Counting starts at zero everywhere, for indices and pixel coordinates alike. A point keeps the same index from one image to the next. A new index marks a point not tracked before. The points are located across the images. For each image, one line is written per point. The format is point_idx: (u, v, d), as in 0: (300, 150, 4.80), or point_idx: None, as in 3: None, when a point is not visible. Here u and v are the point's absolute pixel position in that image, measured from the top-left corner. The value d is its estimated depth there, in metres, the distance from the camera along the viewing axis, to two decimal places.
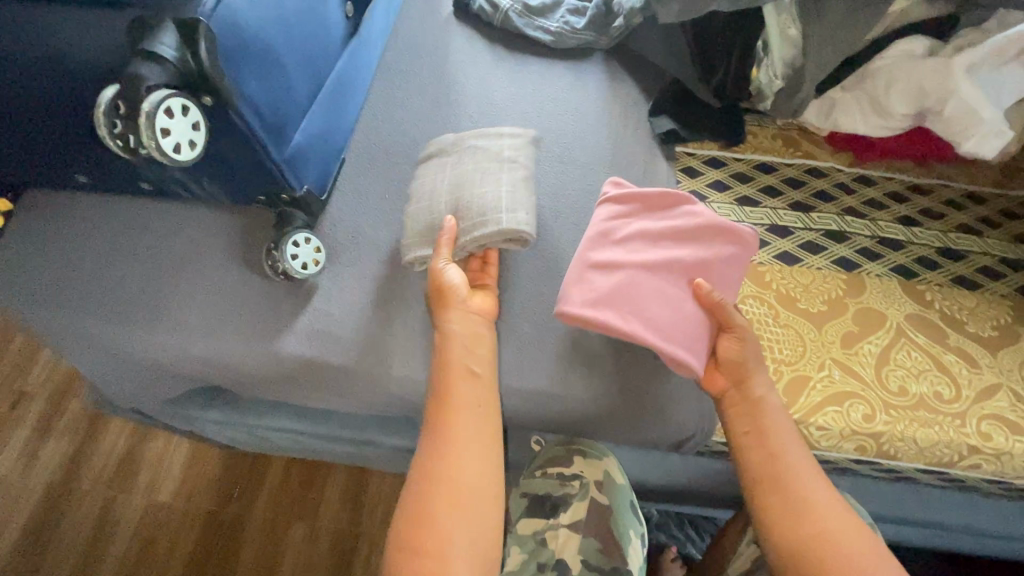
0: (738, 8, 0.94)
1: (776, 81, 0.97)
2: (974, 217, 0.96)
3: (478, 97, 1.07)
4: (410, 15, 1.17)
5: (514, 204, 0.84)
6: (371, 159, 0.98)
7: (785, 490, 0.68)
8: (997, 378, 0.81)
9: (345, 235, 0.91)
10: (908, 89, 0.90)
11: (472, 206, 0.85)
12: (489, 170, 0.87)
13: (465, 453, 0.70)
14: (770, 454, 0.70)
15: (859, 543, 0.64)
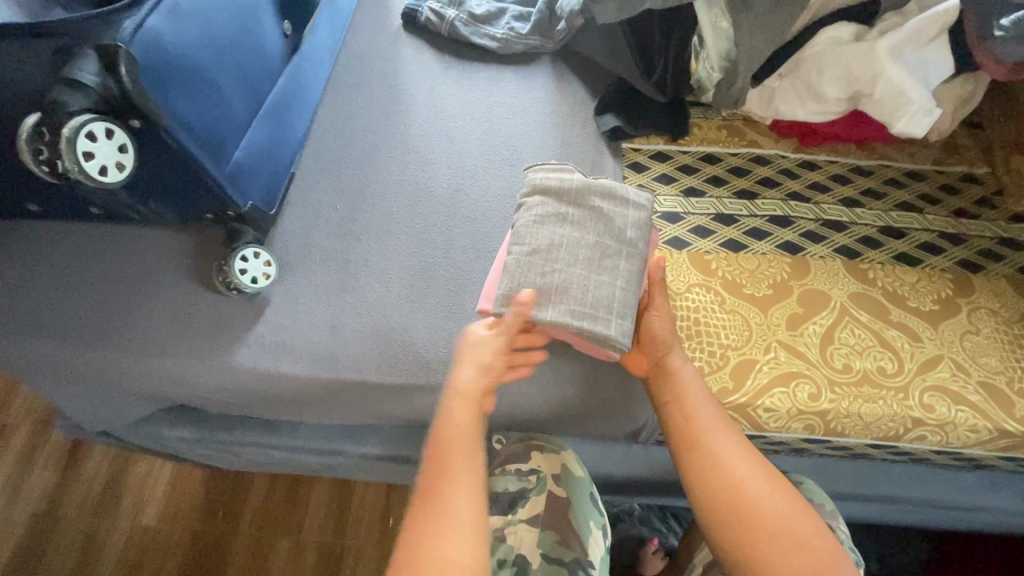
0: (669, 5, 0.97)
1: (714, 73, 1.00)
2: (915, 195, 0.98)
3: (429, 107, 1.10)
4: (360, 29, 1.20)
5: (626, 306, 0.78)
6: (323, 173, 1.00)
7: (706, 458, 0.72)
8: (939, 351, 0.82)
9: (297, 248, 0.92)
10: (837, 73, 0.92)
11: (571, 278, 0.78)
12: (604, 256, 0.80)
13: (449, 526, 0.63)
14: (690, 427, 0.74)
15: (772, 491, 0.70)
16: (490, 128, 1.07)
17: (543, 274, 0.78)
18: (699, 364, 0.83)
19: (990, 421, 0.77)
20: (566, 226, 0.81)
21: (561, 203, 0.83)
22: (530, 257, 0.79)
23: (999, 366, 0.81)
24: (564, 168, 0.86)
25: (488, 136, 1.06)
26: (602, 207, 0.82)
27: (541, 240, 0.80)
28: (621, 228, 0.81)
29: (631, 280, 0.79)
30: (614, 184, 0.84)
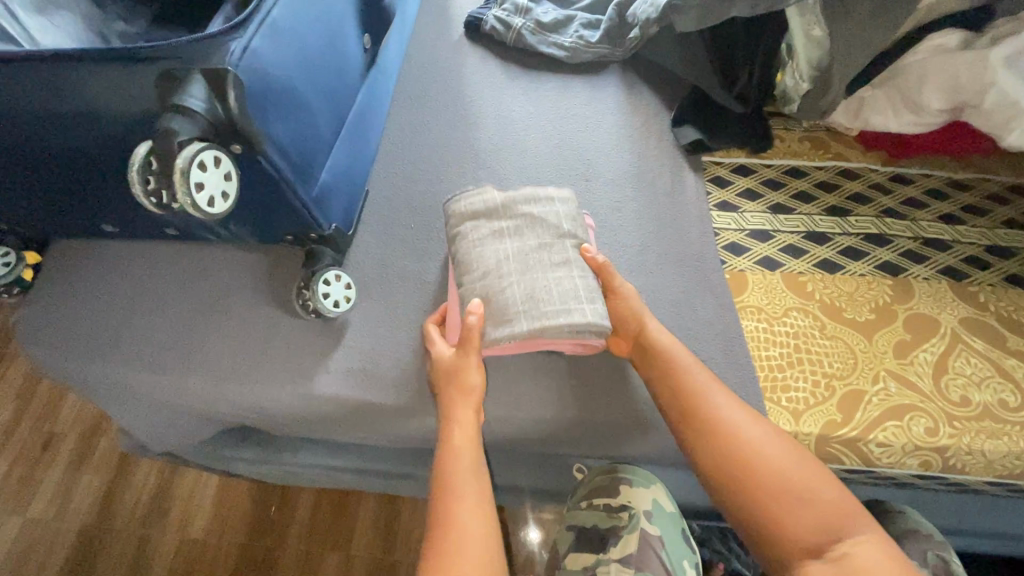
0: (758, 13, 0.93)
1: (803, 84, 0.95)
2: (1020, 212, 0.93)
3: (497, 119, 1.06)
4: (421, 38, 1.17)
5: (592, 290, 0.75)
6: (393, 189, 0.97)
7: (712, 420, 0.68)
8: None
9: (373, 269, 0.89)
10: (941, 84, 0.87)
11: (531, 286, 0.74)
12: (547, 245, 0.78)
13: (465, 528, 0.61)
14: (688, 391, 0.71)
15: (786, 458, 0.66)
16: (561, 140, 1.04)
17: (503, 288, 0.74)
18: (803, 394, 0.78)
19: None
20: (502, 240, 0.78)
21: (492, 221, 0.80)
22: (485, 279, 0.76)
23: None
24: (482, 188, 0.83)
25: (561, 149, 1.02)
26: (532, 212, 0.80)
27: (485, 264, 0.76)
28: (557, 226, 0.79)
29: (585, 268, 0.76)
30: (530, 189, 0.82)
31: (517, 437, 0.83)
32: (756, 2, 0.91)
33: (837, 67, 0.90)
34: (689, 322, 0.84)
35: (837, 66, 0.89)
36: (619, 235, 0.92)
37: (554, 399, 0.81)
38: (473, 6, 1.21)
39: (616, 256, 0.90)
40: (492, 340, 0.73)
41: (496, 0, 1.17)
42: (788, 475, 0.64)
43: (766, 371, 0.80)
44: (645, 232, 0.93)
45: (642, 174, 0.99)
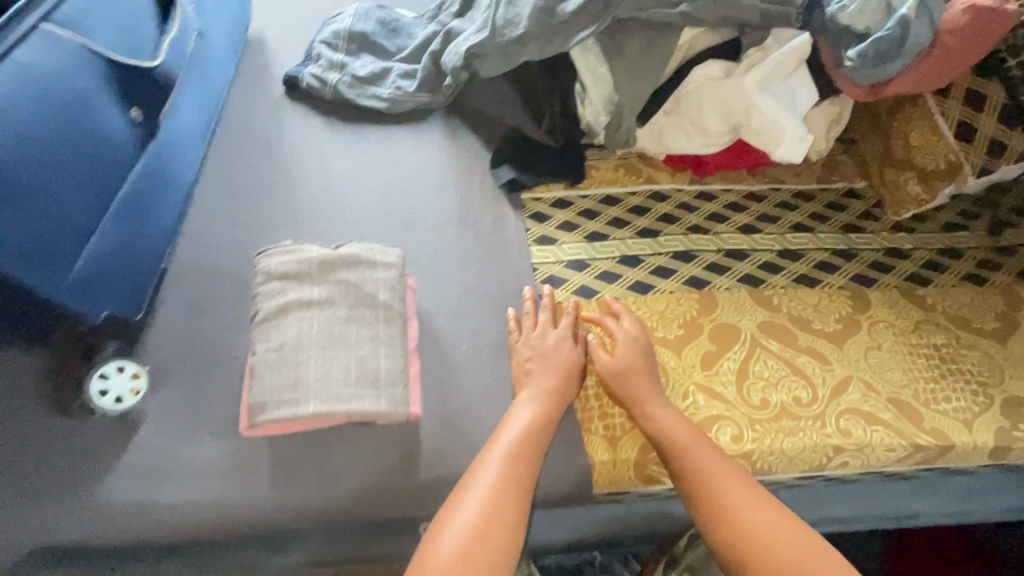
0: (547, 56, 0.97)
1: (602, 117, 0.99)
2: (807, 215, 1.01)
3: (317, 176, 1.03)
4: (238, 97, 1.13)
5: (394, 374, 0.71)
6: (202, 260, 0.91)
7: (719, 502, 0.67)
8: (848, 372, 0.82)
9: (174, 350, 0.82)
10: (715, 108, 0.94)
11: (327, 362, 0.70)
12: (361, 319, 0.74)
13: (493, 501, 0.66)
14: (693, 469, 0.70)
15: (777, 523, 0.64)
16: (386, 191, 1.02)
17: (297, 363, 0.69)
18: (619, 420, 0.80)
19: (904, 437, 0.77)
20: (311, 308, 0.73)
21: (303, 285, 0.74)
22: (279, 352, 0.69)
23: (905, 379, 0.81)
24: (300, 246, 0.77)
25: (383, 200, 1.01)
26: (347, 278, 0.75)
27: (287, 333, 0.71)
28: (372, 294, 0.75)
29: (391, 344, 0.73)
30: (355, 250, 0.78)
31: (343, 514, 0.76)
32: (543, 46, 0.96)
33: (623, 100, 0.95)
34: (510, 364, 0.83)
35: (621, 100, 0.95)
36: (439, 282, 0.91)
37: (377, 468, 0.76)
38: (293, 64, 1.20)
39: (438, 304, 0.89)
40: (268, 416, 0.66)
41: (313, 57, 1.16)
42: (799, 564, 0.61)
43: (583, 402, 0.82)
44: (467, 276, 0.93)
45: (464, 217, 0.99)
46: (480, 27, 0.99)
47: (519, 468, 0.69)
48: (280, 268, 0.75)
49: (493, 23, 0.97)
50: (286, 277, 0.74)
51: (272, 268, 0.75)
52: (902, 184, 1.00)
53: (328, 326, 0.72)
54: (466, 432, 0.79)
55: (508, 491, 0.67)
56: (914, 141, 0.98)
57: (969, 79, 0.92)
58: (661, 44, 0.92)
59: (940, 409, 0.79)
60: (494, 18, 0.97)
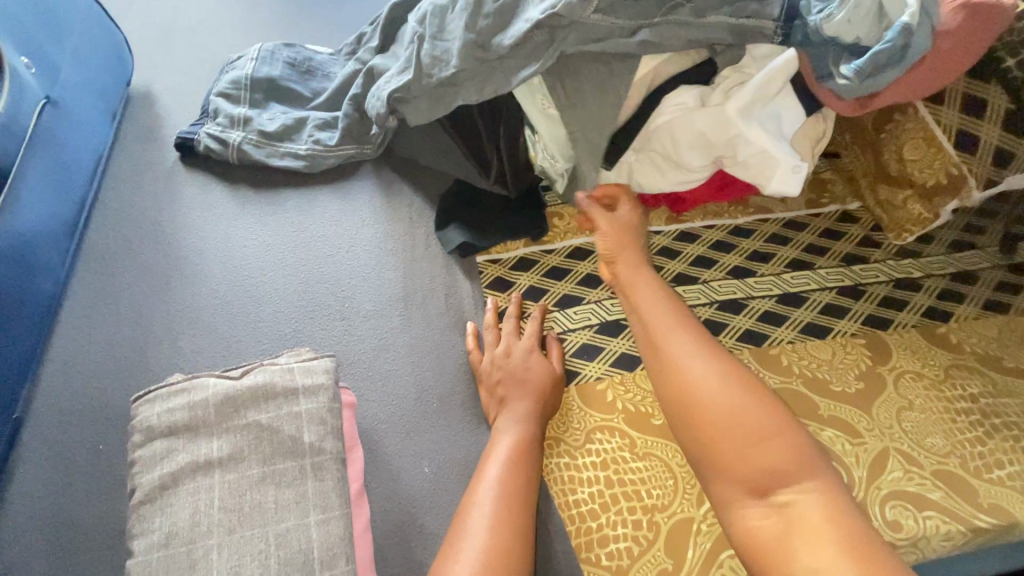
0: (487, 95, 0.81)
1: (557, 164, 0.83)
2: (802, 248, 0.89)
3: (225, 260, 0.84)
4: (120, 170, 0.92)
5: (331, 547, 0.54)
6: (73, 400, 0.71)
7: (675, 373, 0.62)
8: (882, 444, 0.70)
9: (51, 538, 0.64)
10: (694, 140, 0.80)
11: (235, 550, 0.51)
12: (282, 476, 0.56)
13: (500, 510, 0.58)
14: (647, 327, 0.68)
15: (740, 399, 0.57)
16: (313, 270, 0.84)
17: (191, 559, 0.51)
18: (624, 544, 0.65)
19: (961, 522, 0.64)
20: (210, 472, 0.55)
21: (197, 439, 0.56)
22: (167, 547, 0.51)
23: (947, 445, 0.69)
24: (193, 380, 0.59)
25: (309, 285, 0.83)
26: (259, 420, 0.57)
27: (177, 515, 0.52)
28: (294, 437, 0.57)
29: (325, 505, 0.55)
30: (267, 376, 0.60)
31: None
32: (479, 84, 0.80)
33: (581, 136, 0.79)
34: None
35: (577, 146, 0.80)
36: (387, 386, 0.74)
37: None
38: (188, 123, 0.99)
39: (387, 419, 0.72)
40: None
41: (209, 113, 0.95)
42: (741, 427, 0.56)
43: (577, 524, 0.67)
44: (420, 374, 0.76)
45: (410, 295, 0.82)
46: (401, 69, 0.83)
47: (517, 479, 0.62)
48: (165, 420, 0.56)
49: (418, 57, 0.81)
50: (173, 431, 0.56)
51: (155, 420, 0.56)
52: (900, 204, 0.90)
53: (237, 493, 0.54)
54: None
55: (519, 494, 0.60)
56: (909, 155, 0.87)
57: (964, 83, 0.82)
58: (624, 75, 0.76)
59: (994, 478, 0.67)
60: (418, 54, 0.81)
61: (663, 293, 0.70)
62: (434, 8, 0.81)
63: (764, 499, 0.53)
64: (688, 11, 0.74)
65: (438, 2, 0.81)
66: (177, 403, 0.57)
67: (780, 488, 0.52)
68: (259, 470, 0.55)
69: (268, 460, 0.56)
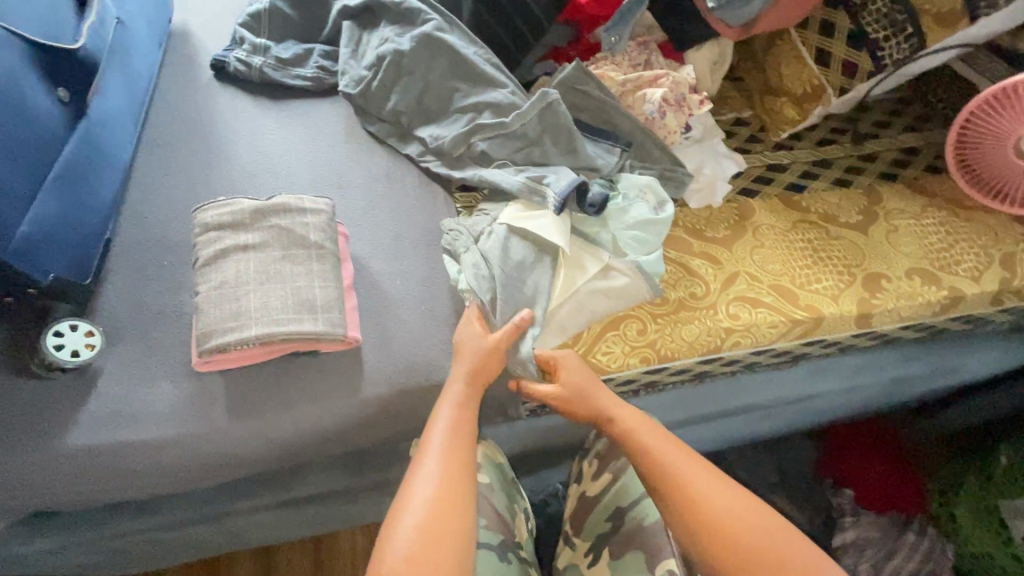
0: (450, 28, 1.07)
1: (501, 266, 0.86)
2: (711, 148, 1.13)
3: (250, 149, 1.10)
4: (167, 84, 1.17)
5: (330, 301, 0.79)
6: (142, 233, 0.96)
7: (677, 485, 0.69)
8: (736, 268, 0.94)
9: (127, 315, 0.87)
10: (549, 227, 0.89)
11: (266, 295, 0.77)
12: (297, 259, 0.81)
13: (435, 467, 0.69)
14: (643, 458, 0.73)
15: (736, 497, 0.68)
16: (317, 156, 1.09)
17: (237, 298, 0.76)
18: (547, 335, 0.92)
19: (783, 314, 0.89)
20: (246, 252, 0.80)
21: (238, 232, 0.81)
22: (221, 289, 0.77)
23: (783, 268, 0.94)
24: (232, 199, 0.84)
25: (314, 167, 1.08)
26: (280, 224, 0.83)
27: (227, 274, 0.78)
28: (304, 236, 0.83)
29: (326, 277, 0.81)
30: (285, 199, 0.85)
31: (305, 438, 0.84)
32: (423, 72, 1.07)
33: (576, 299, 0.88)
34: (439, 294, 0.93)
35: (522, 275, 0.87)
36: (372, 231, 0.99)
37: (327, 395, 0.84)
38: (218, 50, 1.24)
39: (371, 251, 0.97)
40: (211, 346, 0.73)
41: (237, 41, 1.20)
42: (745, 526, 0.65)
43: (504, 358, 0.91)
44: (397, 224, 1.01)
45: (390, 173, 1.07)
46: (353, 82, 1.12)
47: (462, 428, 0.74)
48: (217, 221, 0.82)
49: (366, 87, 1.10)
50: (222, 225, 0.81)
51: (209, 220, 0.81)
52: (779, 109, 1.12)
53: (266, 265, 0.79)
54: (404, 352, 0.87)
55: (455, 461, 0.70)
56: (784, 71, 1.11)
57: (822, 11, 1.06)
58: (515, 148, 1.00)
59: (813, 289, 0.92)
60: (369, 83, 1.10)
61: (653, 429, 0.74)
62: (389, 59, 1.07)
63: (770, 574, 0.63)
64: (531, 150, 0.99)
65: (395, 51, 1.07)
66: (222, 211, 0.82)
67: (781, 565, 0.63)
68: (281, 253, 0.81)
69: (286, 248, 0.81)
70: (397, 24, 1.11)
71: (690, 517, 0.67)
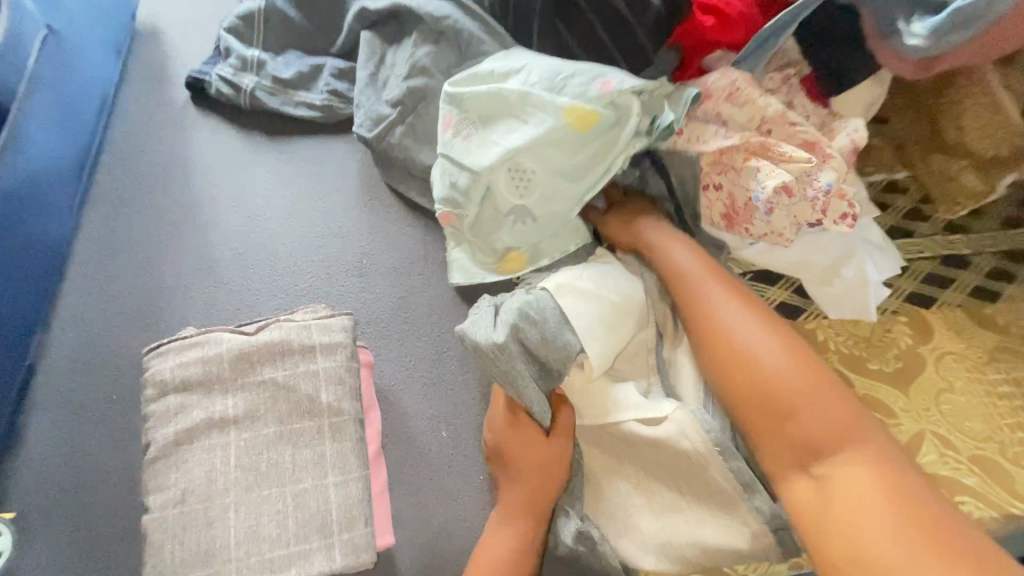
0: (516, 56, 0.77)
1: (528, 354, 0.61)
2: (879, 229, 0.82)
3: (237, 213, 0.80)
4: (125, 113, 0.87)
5: (350, 508, 0.53)
6: (80, 348, 0.69)
7: (707, 323, 0.58)
8: (919, 428, 0.68)
9: (54, 488, 0.61)
10: (582, 329, 0.62)
11: (257, 509, 0.51)
12: (301, 437, 0.54)
13: None
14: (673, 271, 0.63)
15: (772, 356, 0.55)
16: (325, 225, 0.80)
17: (212, 517, 0.50)
18: None
19: (997, 507, 0.63)
20: (226, 431, 0.53)
21: (213, 394, 0.55)
22: (184, 502, 0.51)
23: (987, 429, 0.67)
24: (206, 334, 0.57)
25: (324, 242, 0.79)
26: (276, 378, 0.56)
27: (197, 470, 0.52)
28: (312, 396, 0.56)
29: (346, 468, 0.54)
30: (283, 334, 0.58)
31: None
32: None
33: (456, 131, 0.69)
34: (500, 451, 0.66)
35: (550, 357, 0.61)
36: (405, 348, 0.71)
37: None
38: (198, 61, 0.93)
39: (404, 381, 0.69)
40: None
41: (221, 53, 0.90)
42: (790, 385, 0.52)
43: None
44: (439, 334, 0.73)
45: (425, 255, 0.78)
46: (371, 122, 0.81)
47: None
48: (178, 374, 0.55)
49: (390, 134, 0.80)
50: (191, 385, 0.55)
51: (168, 373, 0.55)
52: (953, 176, 0.80)
53: (256, 452, 0.53)
54: (452, 550, 0.61)
55: None
56: (969, 124, 0.77)
57: None
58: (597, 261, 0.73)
59: None
60: (394, 127, 0.80)
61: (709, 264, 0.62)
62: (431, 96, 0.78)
63: (804, 473, 0.50)
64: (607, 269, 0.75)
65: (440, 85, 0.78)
66: (187, 360, 0.55)
67: (820, 460, 0.50)
68: (278, 430, 0.54)
69: (285, 423, 0.54)
70: (435, 46, 0.80)
71: (724, 363, 0.56)
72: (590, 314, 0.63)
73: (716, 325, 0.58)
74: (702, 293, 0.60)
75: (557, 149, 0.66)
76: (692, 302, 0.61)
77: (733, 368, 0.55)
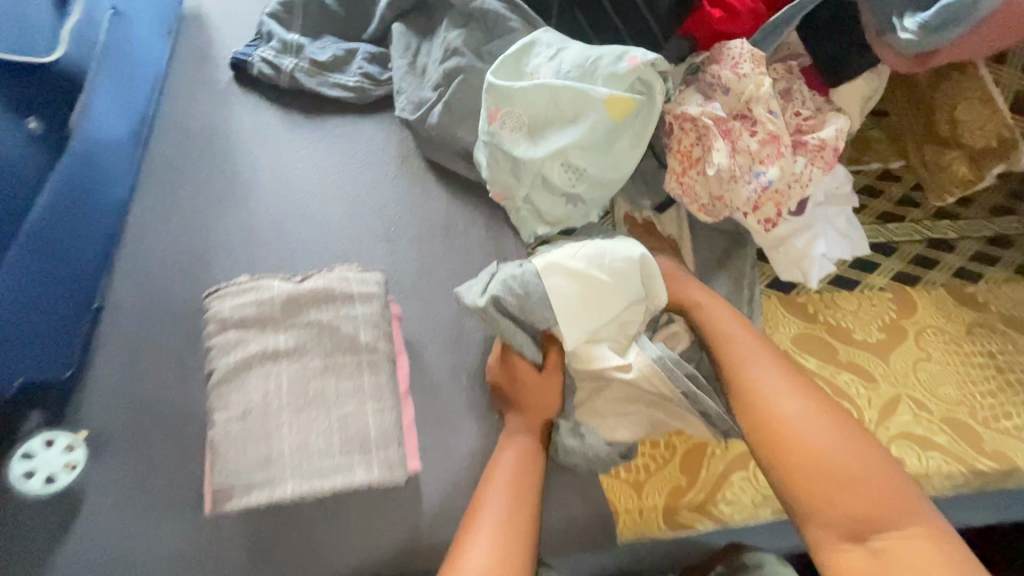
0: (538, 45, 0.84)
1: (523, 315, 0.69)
2: (876, 214, 0.88)
3: (278, 182, 0.88)
4: (175, 89, 0.95)
5: (385, 433, 0.61)
6: (143, 295, 0.77)
7: (741, 372, 0.67)
8: (897, 391, 0.74)
9: (117, 415, 0.69)
10: (571, 299, 0.69)
11: (306, 428, 0.59)
12: (343, 370, 0.62)
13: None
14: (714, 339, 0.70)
15: (801, 411, 0.63)
16: (357, 195, 0.88)
17: (267, 433, 0.58)
18: (644, 461, 0.76)
19: (964, 462, 0.70)
20: (277, 362, 0.61)
21: (266, 332, 0.63)
22: (244, 422, 0.59)
23: (960, 394, 0.74)
24: (259, 280, 0.64)
25: (355, 210, 0.86)
26: (321, 319, 0.63)
27: (252, 394, 0.60)
28: (352, 336, 0.63)
29: (381, 399, 0.62)
30: (327, 283, 0.65)
31: None
32: None
33: (503, 122, 0.78)
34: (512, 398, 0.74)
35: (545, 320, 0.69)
36: (428, 307, 0.79)
37: (368, 538, 0.66)
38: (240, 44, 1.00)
39: (427, 335, 0.77)
40: (237, 498, 0.57)
41: (263, 36, 0.97)
42: (825, 445, 0.60)
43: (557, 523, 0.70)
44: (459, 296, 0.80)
45: (448, 225, 0.85)
46: (412, 105, 0.89)
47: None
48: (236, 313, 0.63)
49: (427, 114, 0.87)
50: (247, 322, 0.62)
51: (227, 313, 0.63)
52: (946, 165, 0.85)
53: (304, 380, 0.61)
54: (468, 483, 0.69)
55: None
56: (963, 115, 0.81)
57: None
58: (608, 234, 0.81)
59: (1001, 427, 0.72)
60: (432, 107, 0.87)
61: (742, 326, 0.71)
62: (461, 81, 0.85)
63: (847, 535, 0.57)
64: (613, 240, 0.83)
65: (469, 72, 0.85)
66: (245, 299, 0.64)
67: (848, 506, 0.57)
68: (323, 363, 0.62)
69: (329, 356, 0.62)
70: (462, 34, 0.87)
71: (760, 416, 0.64)
72: (581, 286, 0.69)
73: (759, 393, 0.65)
74: (739, 355, 0.68)
75: (595, 130, 0.76)
76: (734, 368, 0.67)
77: (775, 434, 0.62)
